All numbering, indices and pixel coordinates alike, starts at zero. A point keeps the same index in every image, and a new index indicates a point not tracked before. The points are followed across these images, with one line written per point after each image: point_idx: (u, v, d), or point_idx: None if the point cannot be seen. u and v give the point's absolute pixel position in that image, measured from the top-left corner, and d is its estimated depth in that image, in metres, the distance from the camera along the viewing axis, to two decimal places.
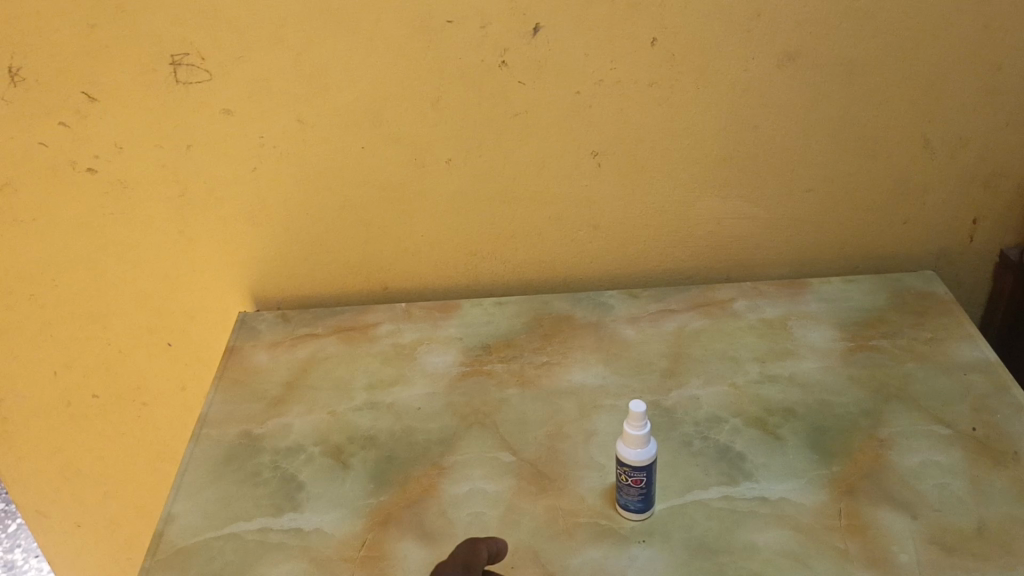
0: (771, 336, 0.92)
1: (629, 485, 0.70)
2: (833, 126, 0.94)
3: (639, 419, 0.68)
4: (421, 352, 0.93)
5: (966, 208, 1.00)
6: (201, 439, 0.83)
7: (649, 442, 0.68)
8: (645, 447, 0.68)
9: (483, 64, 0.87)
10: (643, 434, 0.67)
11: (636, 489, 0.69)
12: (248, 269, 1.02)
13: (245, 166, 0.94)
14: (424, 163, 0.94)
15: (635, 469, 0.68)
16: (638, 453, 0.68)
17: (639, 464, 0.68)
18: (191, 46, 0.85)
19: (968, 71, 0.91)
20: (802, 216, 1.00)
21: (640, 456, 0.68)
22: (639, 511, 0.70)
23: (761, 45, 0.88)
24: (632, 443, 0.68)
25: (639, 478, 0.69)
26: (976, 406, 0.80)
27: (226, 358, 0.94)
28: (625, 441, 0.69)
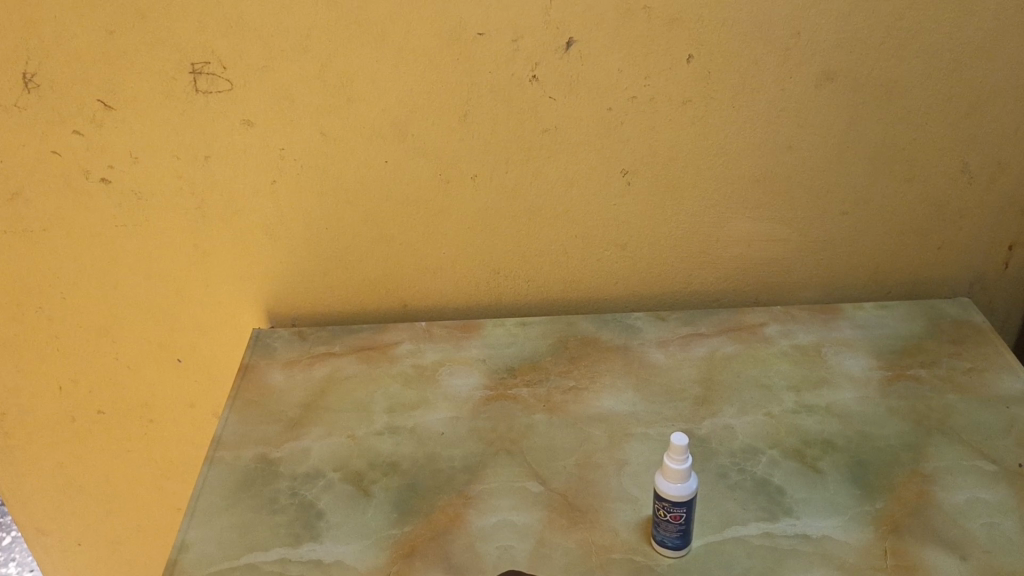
0: (805, 363, 0.89)
1: (666, 520, 0.66)
2: (870, 148, 0.91)
3: (680, 453, 0.65)
4: (443, 374, 0.90)
5: (1002, 233, 0.98)
6: (215, 462, 0.80)
7: (689, 476, 0.65)
8: (686, 481, 0.65)
9: (513, 79, 0.85)
10: (684, 467, 0.65)
11: (674, 525, 0.66)
12: (263, 284, 0.99)
13: (264, 179, 0.91)
14: (449, 179, 0.91)
15: (675, 505, 0.65)
16: (679, 488, 0.65)
17: (680, 499, 0.65)
18: (213, 54, 0.82)
19: (1011, 94, 0.88)
20: (835, 239, 0.98)
21: (681, 491, 0.65)
22: (676, 548, 0.67)
23: (800, 63, 0.85)
24: (672, 477, 0.65)
25: (678, 514, 0.66)
26: (1022, 440, 0.78)
27: (241, 377, 0.91)
28: (665, 476, 0.66)
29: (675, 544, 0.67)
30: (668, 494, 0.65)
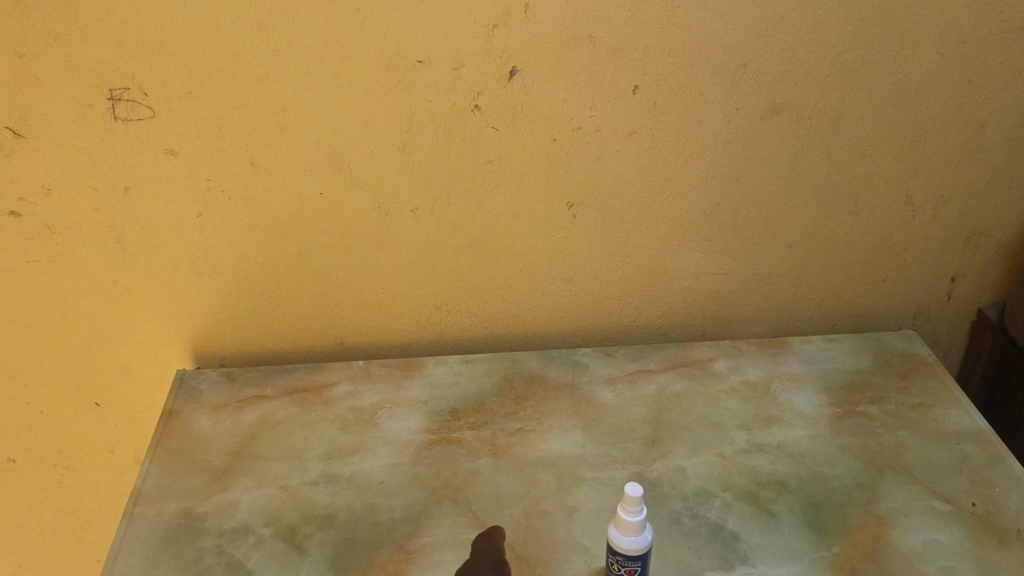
0: (756, 401, 0.87)
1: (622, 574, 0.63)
2: (816, 180, 0.90)
3: (634, 504, 0.62)
4: (382, 417, 0.85)
5: (945, 265, 0.98)
6: (134, 518, 0.74)
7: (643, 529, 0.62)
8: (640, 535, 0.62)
9: (454, 108, 0.81)
10: (637, 520, 0.62)
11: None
12: (190, 322, 0.93)
13: (190, 211, 0.85)
14: (388, 211, 0.87)
15: (630, 559, 0.62)
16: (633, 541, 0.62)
17: (634, 553, 0.62)
18: (133, 79, 0.77)
19: (952, 128, 0.88)
20: (782, 272, 0.97)
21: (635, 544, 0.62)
22: None
23: (746, 95, 0.84)
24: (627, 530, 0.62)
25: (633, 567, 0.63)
26: (974, 478, 0.77)
27: (164, 424, 0.85)
28: (619, 528, 0.62)
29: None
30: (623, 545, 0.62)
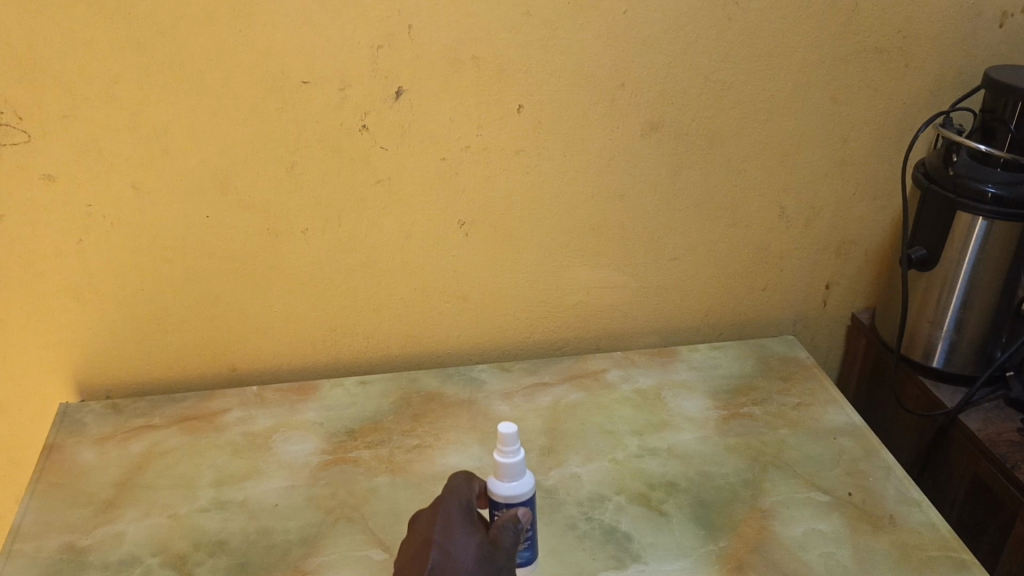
0: (646, 408, 0.90)
1: (507, 526, 0.61)
2: (696, 194, 0.94)
3: (508, 445, 0.63)
4: (277, 441, 0.84)
5: (819, 274, 1.04)
6: (12, 556, 0.70)
7: (522, 472, 0.64)
8: (523, 473, 0.64)
9: (342, 128, 0.82)
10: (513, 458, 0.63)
11: (521, 524, 0.63)
12: (72, 353, 0.90)
13: (70, 237, 0.83)
14: (278, 233, 0.87)
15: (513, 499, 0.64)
16: (516, 486, 0.64)
17: (517, 492, 0.64)
18: (5, 103, 0.75)
19: (818, 144, 0.94)
20: (668, 284, 1.01)
21: (519, 491, 0.64)
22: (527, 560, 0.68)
23: (625, 114, 0.87)
24: (502, 474, 0.64)
25: (518, 520, 0.62)
26: (850, 470, 0.81)
27: (44, 459, 0.82)
28: (502, 471, 0.64)
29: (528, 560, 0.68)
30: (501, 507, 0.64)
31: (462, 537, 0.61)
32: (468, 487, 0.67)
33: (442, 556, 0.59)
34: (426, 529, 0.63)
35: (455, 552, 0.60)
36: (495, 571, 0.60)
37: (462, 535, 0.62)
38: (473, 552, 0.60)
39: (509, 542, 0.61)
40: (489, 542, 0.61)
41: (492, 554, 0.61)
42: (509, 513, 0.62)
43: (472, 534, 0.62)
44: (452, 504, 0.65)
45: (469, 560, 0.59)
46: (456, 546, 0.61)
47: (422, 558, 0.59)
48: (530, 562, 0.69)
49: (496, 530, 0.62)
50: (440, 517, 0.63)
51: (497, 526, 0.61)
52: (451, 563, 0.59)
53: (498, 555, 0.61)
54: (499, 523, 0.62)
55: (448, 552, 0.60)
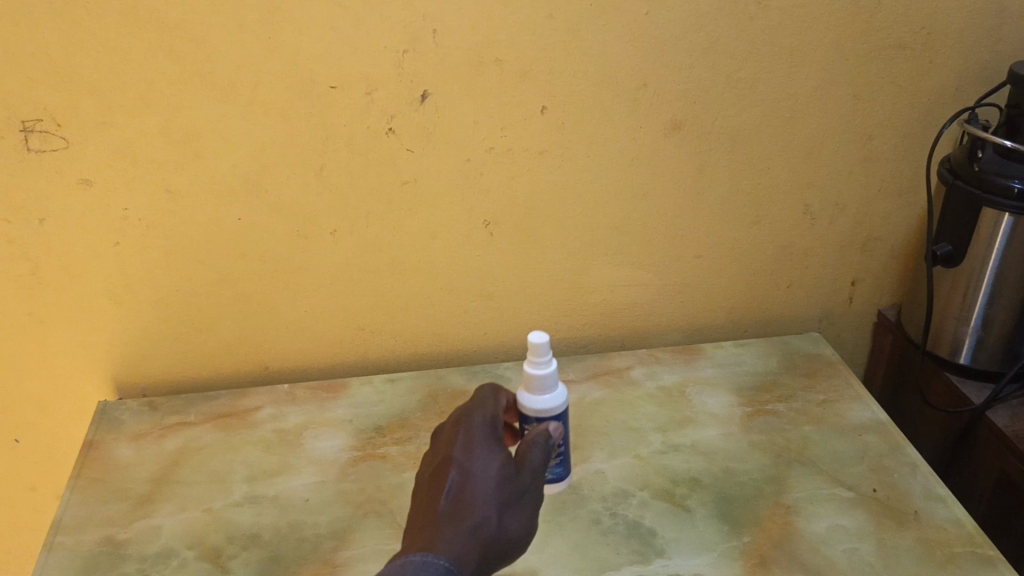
0: (670, 405, 0.91)
1: (536, 442, 0.61)
2: (719, 193, 0.95)
3: (540, 357, 0.63)
4: (307, 437, 0.86)
5: (845, 271, 1.04)
6: (54, 549, 0.73)
7: (554, 385, 0.65)
8: (555, 384, 0.64)
9: (368, 131, 0.83)
10: (545, 369, 0.63)
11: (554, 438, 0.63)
12: (110, 352, 0.93)
13: (107, 240, 0.86)
14: (306, 234, 0.89)
15: (547, 412, 0.64)
16: (550, 399, 0.64)
17: (549, 405, 0.64)
18: (44, 110, 0.78)
19: (842, 141, 0.94)
20: (692, 282, 1.01)
21: (552, 402, 0.64)
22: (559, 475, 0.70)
23: (647, 113, 0.88)
24: (535, 387, 0.64)
25: (549, 435, 0.62)
26: (875, 466, 0.81)
27: (83, 455, 0.84)
28: (534, 384, 0.64)
29: (560, 476, 0.70)
30: (533, 421, 0.65)
31: (484, 457, 0.61)
32: (496, 402, 0.67)
33: (460, 478, 0.59)
34: (449, 447, 0.63)
35: (476, 470, 0.59)
36: (518, 491, 0.59)
37: (484, 455, 0.61)
38: (495, 472, 0.59)
39: (535, 461, 0.61)
40: (512, 462, 0.60)
41: (515, 475, 0.60)
42: (539, 428, 0.62)
43: (494, 453, 0.61)
44: (477, 425, 0.64)
45: (489, 480, 0.59)
46: (476, 465, 0.60)
47: (441, 479, 0.59)
48: (562, 477, 0.71)
49: (523, 449, 0.61)
50: (464, 438, 0.63)
51: (527, 443, 0.61)
52: (471, 481, 0.59)
53: (522, 476, 0.60)
54: (529, 440, 0.62)
55: (467, 472, 0.59)
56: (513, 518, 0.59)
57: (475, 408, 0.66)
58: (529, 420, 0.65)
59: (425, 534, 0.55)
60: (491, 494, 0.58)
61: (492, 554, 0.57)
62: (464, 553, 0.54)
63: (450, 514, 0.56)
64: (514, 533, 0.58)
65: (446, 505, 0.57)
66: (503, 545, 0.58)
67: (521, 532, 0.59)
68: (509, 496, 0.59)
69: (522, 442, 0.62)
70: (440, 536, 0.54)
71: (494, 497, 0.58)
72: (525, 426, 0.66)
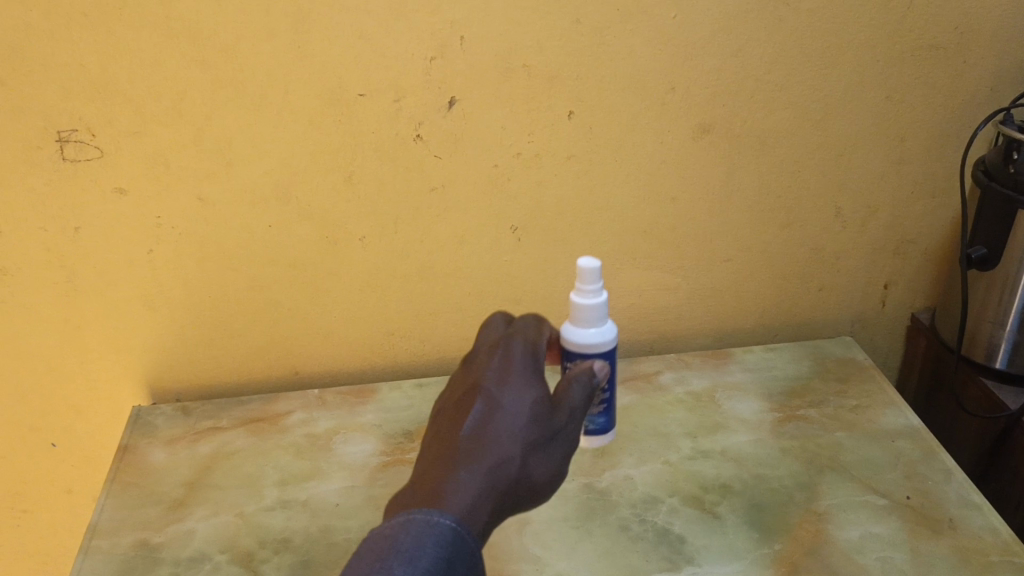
0: (699, 410, 0.90)
1: (580, 379, 0.62)
2: (749, 196, 0.94)
3: (591, 290, 0.65)
4: (337, 442, 0.87)
5: (877, 274, 1.03)
6: (90, 552, 0.74)
7: (601, 321, 0.66)
8: (601, 321, 0.66)
9: (397, 138, 0.84)
10: (593, 300, 0.65)
11: (597, 377, 0.64)
12: (145, 357, 0.94)
13: (141, 247, 0.87)
14: (336, 240, 0.89)
15: (591, 347, 0.66)
16: (595, 335, 0.66)
17: (594, 339, 0.65)
18: (80, 121, 0.79)
19: (874, 143, 0.93)
20: (722, 286, 1.01)
21: (596, 338, 0.66)
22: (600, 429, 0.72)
23: (676, 117, 0.88)
24: (583, 319, 0.66)
25: (592, 375, 0.63)
26: (908, 473, 0.80)
27: (118, 459, 0.86)
28: (581, 317, 0.66)
29: (602, 426, 0.71)
30: (575, 359, 0.67)
31: (517, 388, 0.60)
32: (538, 333, 0.67)
33: (486, 408, 0.58)
34: (484, 371, 0.62)
35: (508, 401, 0.59)
36: (548, 431, 0.58)
37: (519, 386, 0.60)
38: (524, 408, 0.58)
39: (574, 400, 0.61)
40: (547, 401, 0.60)
41: (547, 416, 0.59)
42: (581, 367, 0.63)
43: (530, 386, 0.60)
44: (517, 352, 0.63)
45: (519, 418, 0.58)
46: (508, 397, 0.59)
47: (470, 405, 0.59)
48: (603, 430, 0.72)
49: (564, 388, 0.61)
50: (499, 364, 0.62)
51: (568, 381, 0.62)
52: (499, 414, 0.58)
53: (554, 418, 0.59)
54: (571, 379, 0.62)
55: (497, 402, 0.59)
56: (541, 462, 0.58)
57: (517, 334, 0.65)
58: (572, 358, 0.67)
59: (440, 468, 0.54)
60: (518, 434, 0.57)
61: (512, 495, 0.56)
62: (477, 497, 0.53)
63: (469, 450, 0.55)
64: (539, 478, 0.57)
65: (469, 434, 0.57)
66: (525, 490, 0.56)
67: (546, 476, 0.58)
68: (537, 437, 0.58)
69: (564, 379, 0.63)
70: (454, 475, 0.53)
71: (520, 435, 0.57)
72: (567, 363, 0.67)
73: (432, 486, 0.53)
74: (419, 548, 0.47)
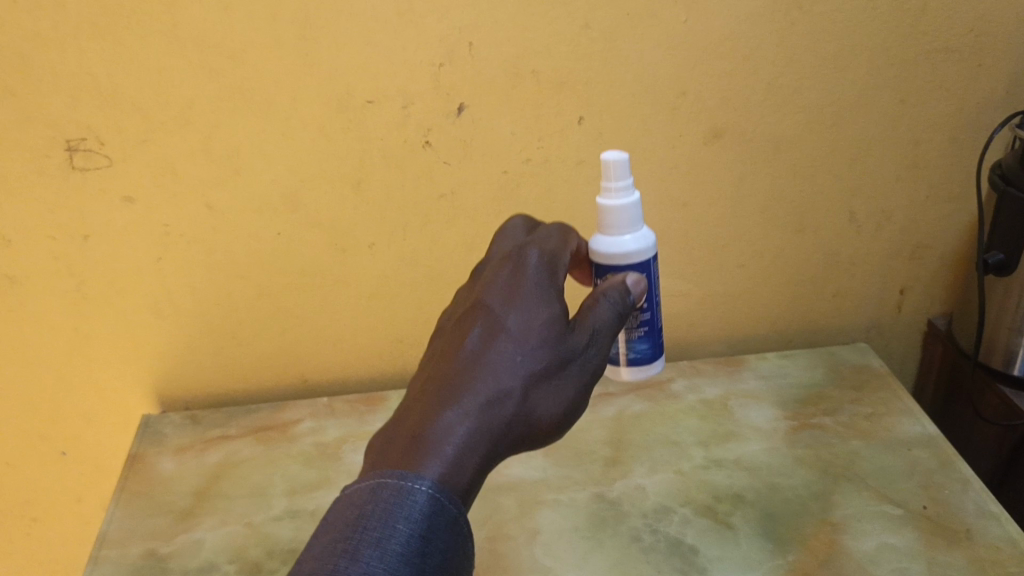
0: (712, 418, 0.89)
1: (607, 296, 0.59)
2: (761, 202, 0.93)
3: (619, 190, 0.62)
4: (346, 451, 0.86)
5: (892, 280, 1.01)
6: (98, 562, 0.74)
7: (633, 226, 0.62)
8: (633, 226, 0.62)
9: (405, 145, 0.83)
10: (621, 202, 0.61)
11: (630, 292, 0.60)
12: (155, 365, 0.94)
13: (150, 256, 0.87)
14: (345, 248, 0.89)
15: (626, 254, 0.62)
16: (629, 241, 0.62)
17: (629, 244, 0.62)
18: (88, 130, 0.79)
19: (888, 147, 0.92)
20: (734, 292, 1.00)
21: (631, 244, 0.62)
22: (642, 355, 0.67)
23: (687, 122, 0.87)
24: (615, 225, 0.62)
25: (623, 291, 0.59)
26: (925, 483, 0.78)
27: (127, 468, 0.86)
28: (613, 222, 0.62)
29: (645, 354, 0.66)
30: (606, 271, 0.63)
31: (524, 310, 0.56)
32: (562, 243, 0.64)
33: (488, 334, 0.55)
34: (493, 286, 0.59)
35: (512, 323, 0.55)
36: (558, 355, 0.55)
37: (530, 304, 0.57)
38: (530, 333, 0.55)
39: (599, 319, 0.57)
40: (556, 325, 0.56)
41: (556, 338, 0.55)
42: (612, 282, 0.60)
43: (542, 306, 0.57)
44: (525, 267, 0.59)
45: (520, 347, 0.54)
46: (513, 320, 0.56)
47: (471, 330, 0.56)
48: (648, 358, 0.67)
49: (589, 305, 0.58)
50: (507, 280, 0.59)
51: (594, 298, 0.58)
52: (500, 340, 0.55)
53: (565, 342, 0.56)
54: (598, 294, 0.59)
55: (501, 325, 0.55)
56: (547, 394, 0.54)
57: (532, 244, 0.62)
58: (604, 271, 0.63)
59: (431, 401, 0.52)
60: (519, 364, 0.53)
61: (515, 430, 0.52)
62: (466, 438, 0.49)
63: (459, 384, 0.52)
64: (548, 408, 0.54)
65: (466, 363, 0.54)
66: (530, 423, 0.53)
67: (557, 408, 0.54)
68: (544, 364, 0.54)
69: (592, 295, 0.59)
70: (440, 415, 0.50)
71: (522, 364, 0.54)
72: (598, 278, 0.64)
73: (414, 431, 0.50)
74: (388, 524, 0.44)
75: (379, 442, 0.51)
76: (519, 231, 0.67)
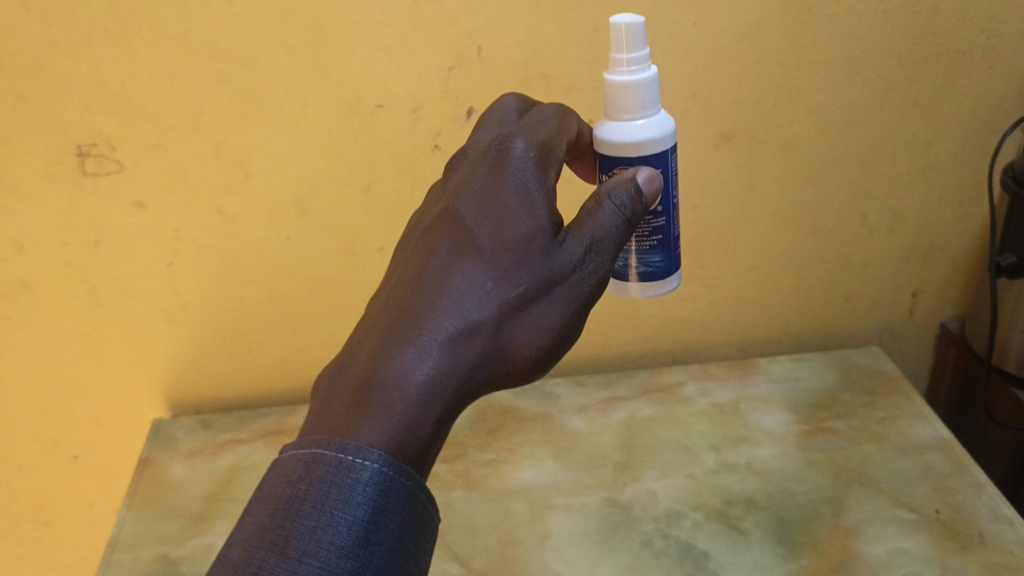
0: (723, 422, 0.89)
1: (614, 195, 0.55)
2: (772, 204, 0.93)
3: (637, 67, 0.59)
4: None
5: (905, 282, 1.01)
6: (110, 567, 0.74)
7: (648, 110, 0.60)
8: (648, 110, 0.59)
9: (415, 148, 0.83)
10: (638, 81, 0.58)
11: (641, 191, 0.57)
12: (167, 369, 0.95)
13: (161, 261, 0.87)
14: (356, 252, 0.89)
15: (641, 140, 0.59)
16: (642, 125, 0.59)
17: (644, 128, 0.59)
18: (100, 136, 0.79)
19: (900, 149, 0.91)
20: (745, 295, 1.00)
21: (644, 129, 0.59)
22: (658, 269, 0.64)
23: (697, 125, 0.86)
24: (629, 106, 0.59)
25: (631, 192, 0.56)
26: (938, 486, 0.78)
27: (139, 473, 0.86)
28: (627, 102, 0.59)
29: (660, 266, 0.64)
30: (614, 164, 0.61)
31: (501, 221, 0.53)
32: (551, 134, 0.59)
33: (456, 258, 0.52)
34: (470, 185, 0.55)
35: (487, 241, 0.52)
36: (542, 276, 0.52)
37: (518, 212, 0.53)
38: (506, 254, 0.52)
39: (594, 231, 0.54)
40: (539, 241, 0.53)
41: (539, 257, 0.52)
42: (620, 181, 0.56)
43: (529, 215, 0.53)
44: (506, 161, 0.54)
45: (493, 275, 0.52)
46: (487, 237, 0.53)
47: (442, 250, 0.53)
48: (663, 270, 0.64)
49: (581, 217, 0.55)
50: (486, 179, 0.55)
51: (596, 202, 0.55)
52: (471, 264, 0.52)
53: (552, 261, 0.53)
54: (601, 199, 0.55)
55: (474, 244, 0.53)
56: (524, 322, 0.52)
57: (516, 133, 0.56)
58: (611, 165, 0.61)
59: (389, 338, 0.50)
60: (489, 295, 0.51)
61: (485, 364, 0.51)
62: (423, 385, 0.48)
63: (419, 320, 0.50)
64: (525, 337, 0.52)
65: (432, 292, 0.51)
66: (504, 356, 0.52)
67: (535, 336, 0.53)
68: (521, 290, 0.52)
69: (596, 196, 0.56)
70: (394, 358, 0.49)
71: (492, 294, 0.51)
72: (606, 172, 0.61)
73: (365, 379, 0.49)
74: (330, 506, 0.43)
75: (331, 389, 0.50)
76: (508, 114, 0.62)
